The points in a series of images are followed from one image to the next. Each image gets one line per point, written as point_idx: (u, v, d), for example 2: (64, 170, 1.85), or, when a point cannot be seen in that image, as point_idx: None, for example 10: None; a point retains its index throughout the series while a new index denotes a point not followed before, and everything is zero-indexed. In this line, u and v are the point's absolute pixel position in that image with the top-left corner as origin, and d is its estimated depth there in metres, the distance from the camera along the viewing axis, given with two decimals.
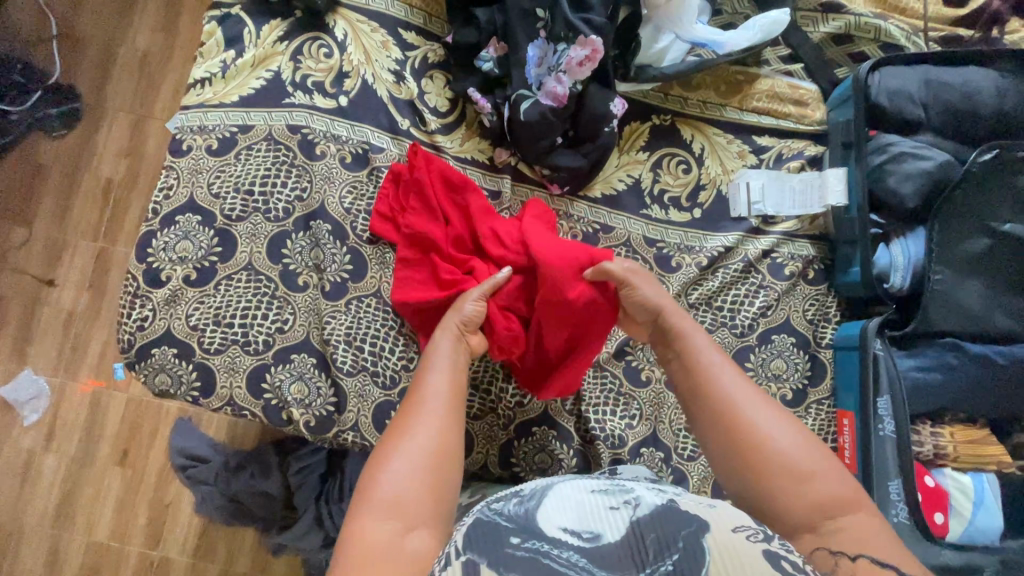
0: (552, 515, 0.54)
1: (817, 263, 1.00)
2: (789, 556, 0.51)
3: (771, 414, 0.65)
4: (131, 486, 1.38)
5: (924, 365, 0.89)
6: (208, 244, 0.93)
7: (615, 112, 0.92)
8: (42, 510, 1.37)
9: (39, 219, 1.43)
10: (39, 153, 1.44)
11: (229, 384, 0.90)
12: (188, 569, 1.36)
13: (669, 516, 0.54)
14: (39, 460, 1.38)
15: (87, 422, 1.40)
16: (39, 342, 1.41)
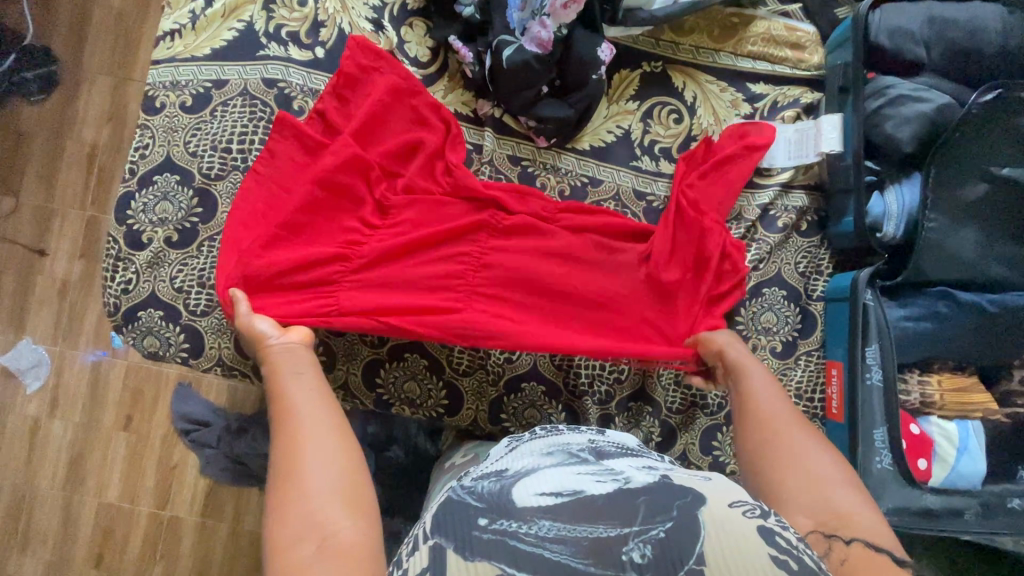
0: (526, 493, 0.52)
1: (811, 214, 1.00)
2: (784, 531, 0.51)
3: (797, 427, 0.65)
4: (136, 450, 1.41)
5: (914, 314, 0.88)
6: (188, 205, 0.91)
7: (603, 58, 0.88)
8: (52, 474, 1.40)
9: (25, 188, 1.41)
10: (19, 120, 1.41)
11: (218, 344, 0.91)
12: (197, 527, 1.40)
13: (662, 488, 0.52)
14: (45, 427, 1.41)
15: (88, 389, 1.41)
16: (36, 312, 1.41)
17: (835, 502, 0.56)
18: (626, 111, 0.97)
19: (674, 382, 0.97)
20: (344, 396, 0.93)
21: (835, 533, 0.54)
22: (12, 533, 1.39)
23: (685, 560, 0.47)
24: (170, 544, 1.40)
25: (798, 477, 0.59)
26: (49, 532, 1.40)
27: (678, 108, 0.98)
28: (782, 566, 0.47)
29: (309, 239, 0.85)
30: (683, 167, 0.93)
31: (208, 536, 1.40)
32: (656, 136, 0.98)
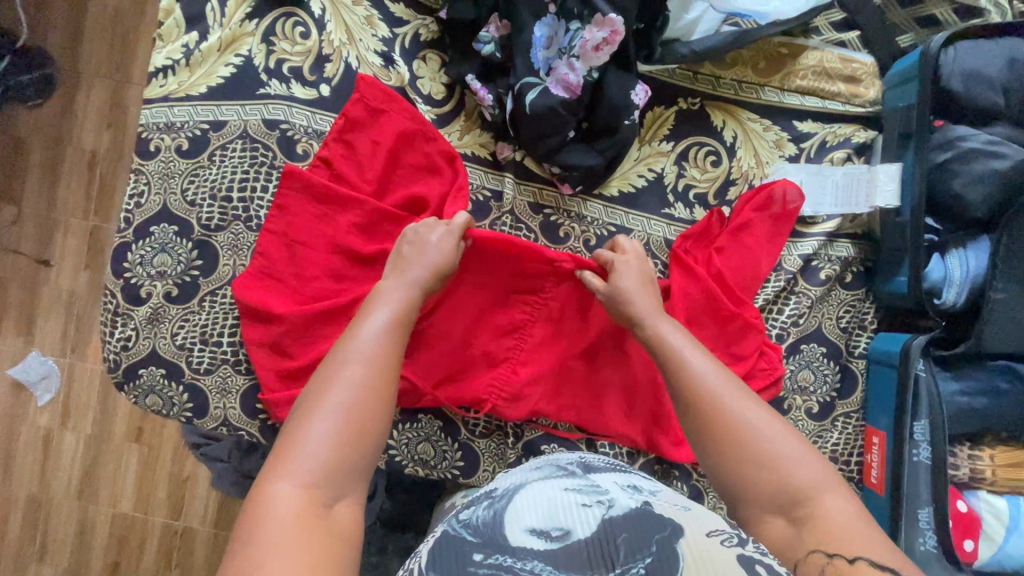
0: (517, 527, 0.49)
1: (856, 265, 0.92)
2: (765, 560, 0.48)
3: (743, 395, 0.60)
4: (149, 462, 1.40)
5: (970, 389, 0.81)
6: (187, 257, 0.85)
7: (637, 102, 0.80)
8: (66, 486, 1.40)
9: (27, 196, 1.36)
10: (17, 125, 1.35)
11: (223, 404, 0.87)
12: (211, 537, 1.40)
13: (645, 520, 0.50)
14: (56, 440, 1.40)
15: (100, 404, 1.40)
16: (43, 324, 1.38)
17: (806, 495, 0.53)
18: (659, 152, 0.89)
19: None
20: None
21: (820, 542, 0.50)
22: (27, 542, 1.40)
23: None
24: (184, 555, 1.39)
25: (750, 464, 0.56)
26: (65, 539, 1.40)
27: (715, 149, 0.89)
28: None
29: (330, 316, 0.80)
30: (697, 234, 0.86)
31: (220, 549, 1.39)
32: (691, 180, 0.90)
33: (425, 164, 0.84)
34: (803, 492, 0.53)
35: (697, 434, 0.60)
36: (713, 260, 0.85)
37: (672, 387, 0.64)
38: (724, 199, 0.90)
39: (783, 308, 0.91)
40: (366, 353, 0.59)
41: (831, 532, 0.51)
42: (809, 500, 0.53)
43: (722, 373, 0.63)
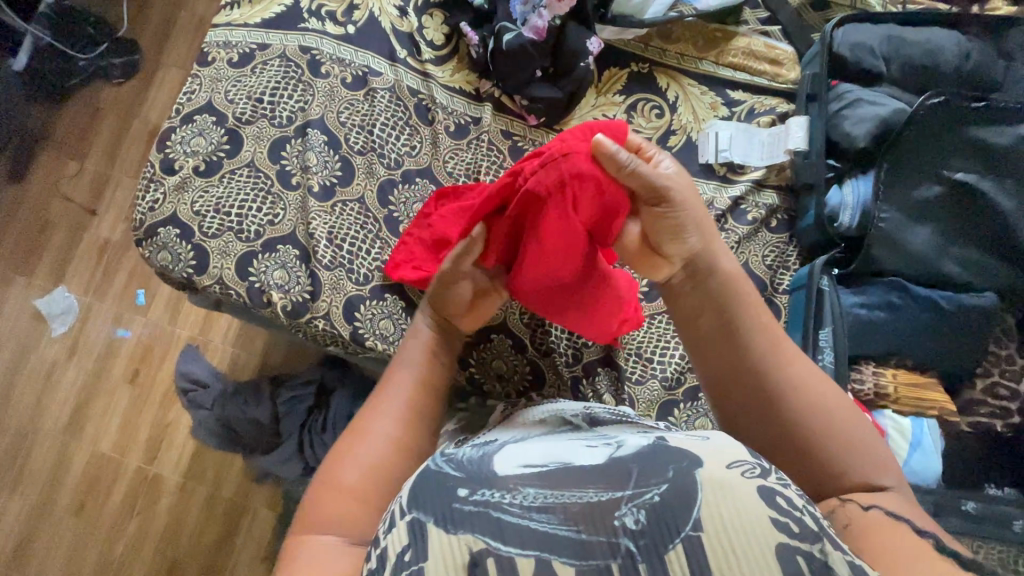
0: (505, 465, 0.56)
1: (781, 213, 1.06)
2: (785, 491, 0.51)
3: (814, 374, 0.67)
4: (138, 401, 1.67)
5: (868, 303, 0.91)
6: (218, 141, 1.05)
7: (589, 49, 1.00)
8: (57, 418, 1.66)
9: (89, 156, 1.76)
10: (97, 98, 1.77)
11: (220, 265, 1.01)
12: (176, 487, 1.63)
13: (656, 456, 0.55)
14: (97, 365, 1.68)
15: (104, 349, 1.70)
16: (76, 268, 1.73)
17: (846, 471, 0.61)
18: (612, 103, 1.07)
19: (637, 355, 1.01)
20: (323, 326, 1.00)
21: (853, 499, 0.59)
22: (51, 452, 1.64)
23: (682, 528, 0.49)
24: (149, 500, 1.62)
25: (804, 436, 0.63)
26: (83, 458, 1.64)
27: (660, 104, 1.08)
28: (784, 529, 0.48)
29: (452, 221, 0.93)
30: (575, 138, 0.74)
31: (185, 498, 1.62)
32: (638, 127, 1.07)
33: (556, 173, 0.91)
34: (852, 470, 0.61)
35: (743, 401, 0.68)
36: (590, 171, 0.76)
37: (741, 368, 0.69)
38: (666, 144, 1.07)
39: None
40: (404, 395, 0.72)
41: (862, 519, 0.56)
42: (856, 477, 0.61)
43: (807, 359, 0.69)
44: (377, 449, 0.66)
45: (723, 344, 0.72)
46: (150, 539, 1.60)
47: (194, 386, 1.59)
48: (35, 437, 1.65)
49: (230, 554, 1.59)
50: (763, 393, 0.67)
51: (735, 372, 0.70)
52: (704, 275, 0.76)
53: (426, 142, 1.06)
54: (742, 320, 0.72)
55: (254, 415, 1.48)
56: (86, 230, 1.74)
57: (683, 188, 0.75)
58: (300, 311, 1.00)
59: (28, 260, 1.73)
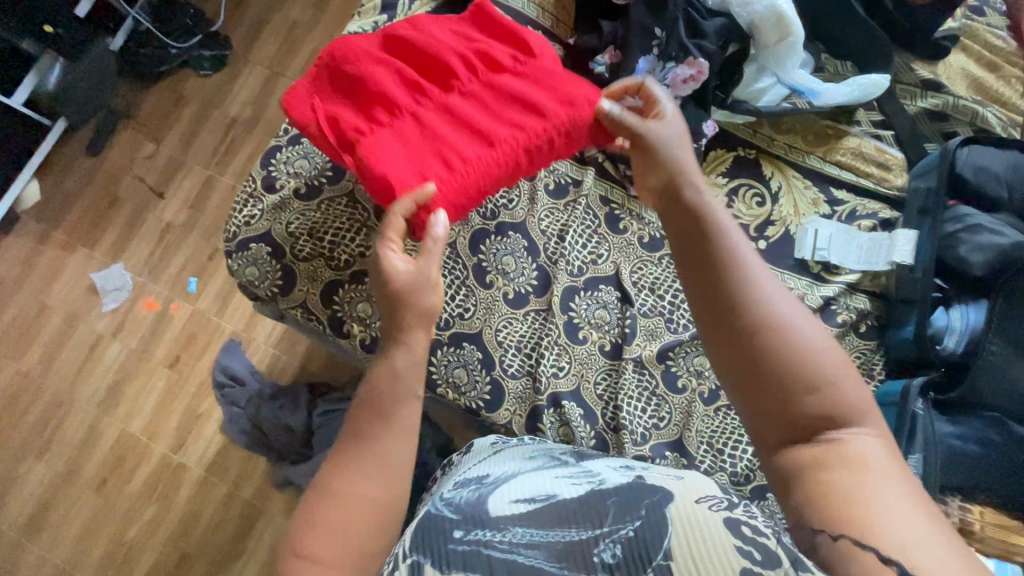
0: (500, 506, 0.64)
1: (871, 319, 1.03)
2: (750, 523, 0.54)
3: (801, 309, 0.60)
4: (174, 387, 1.68)
5: (964, 434, 0.88)
6: (322, 167, 1.06)
7: (705, 132, 1.02)
8: (94, 390, 1.67)
9: (167, 140, 1.80)
10: (184, 87, 1.82)
11: (308, 290, 1.02)
12: (198, 480, 1.62)
13: (634, 490, 0.64)
14: (141, 346, 1.70)
15: (150, 329, 1.71)
16: (136, 246, 1.75)
17: (839, 423, 0.54)
18: (714, 184, 1.07)
19: (709, 446, 0.98)
20: None
21: (840, 531, 0.46)
22: (82, 426, 1.65)
23: (653, 558, 0.53)
24: (169, 489, 1.62)
25: (810, 390, 0.55)
26: (111, 437, 1.65)
27: (762, 192, 1.07)
28: (746, 558, 0.50)
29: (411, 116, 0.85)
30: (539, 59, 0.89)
31: (204, 493, 1.61)
32: (737, 213, 1.06)
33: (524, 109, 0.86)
34: (830, 420, 0.54)
35: (739, 338, 0.59)
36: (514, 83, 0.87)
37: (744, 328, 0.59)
38: (763, 233, 1.06)
39: None
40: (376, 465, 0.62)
41: (859, 562, 0.43)
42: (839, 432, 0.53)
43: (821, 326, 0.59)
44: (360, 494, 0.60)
45: (722, 282, 0.62)
46: (163, 529, 1.59)
47: (230, 382, 1.63)
48: (69, 408, 1.66)
49: (239, 558, 1.57)
50: (765, 352, 0.57)
51: (733, 323, 0.60)
52: (694, 205, 0.70)
53: (524, 197, 1.07)
54: (716, 249, 0.65)
55: (286, 421, 1.53)
56: (152, 212, 1.77)
57: (668, 134, 0.77)
58: (378, 348, 1.00)
59: (91, 233, 1.76)
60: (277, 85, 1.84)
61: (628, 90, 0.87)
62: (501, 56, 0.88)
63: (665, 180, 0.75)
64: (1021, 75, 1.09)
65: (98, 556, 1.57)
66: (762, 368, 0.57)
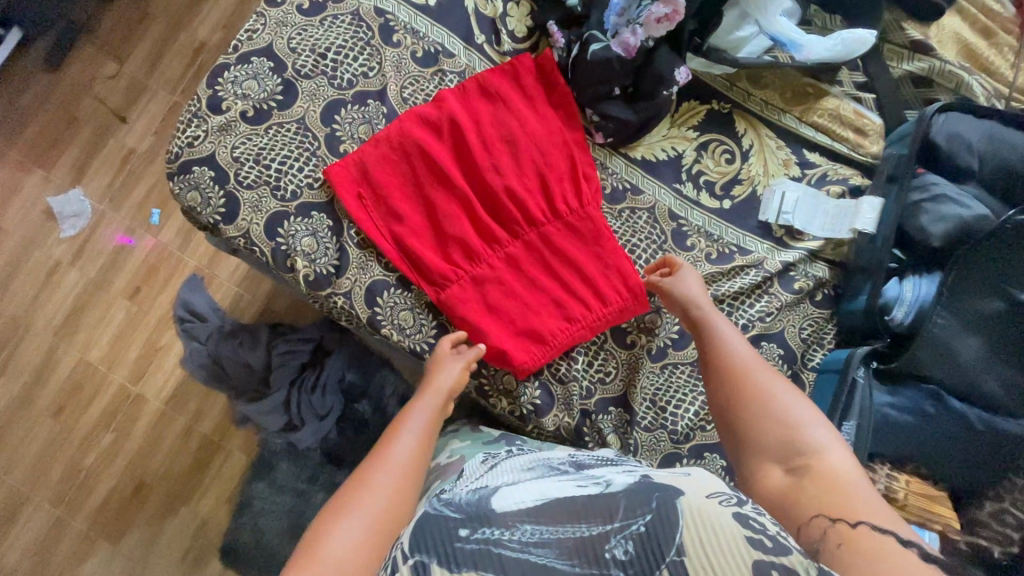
0: (503, 504, 0.62)
1: (828, 288, 1.03)
2: (758, 517, 0.57)
3: (786, 387, 0.74)
4: (133, 319, 1.65)
5: (900, 404, 0.88)
6: (272, 89, 0.99)
7: (676, 79, 0.94)
8: (51, 317, 1.64)
9: (129, 60, 1.70)
10: (150, 5, 1.72)
11: (250, 219, 0.97)
12: (157, 412, 1.62)
13: (640, 489, 0.61)
14: (100, 275, 1.65)
15: (110, 257, 1.66)
16: (95, 171, 1.68)
17: (807, 452, 0.66)
18: (684, 137, 1.03)
19: (652, 403, 0.99)
20: (342, 304, 0.97)
21: (834, 516, 0.58)
22: (39, 353, 1.62)
23: (666, 553, 0.55)
24: (127, 419, 1.61)
25: (783, 439, 0.68)
26: (68, 365, 1.62)
27: (732, 149, 1.03)
28: (758, 547, 0.54)
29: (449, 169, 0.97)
30: (532, 87, 0.99)
31: (163, 425, 1.61)
32: (704, 168, 1.03)
33: (539, 144, 0.98)
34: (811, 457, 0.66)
35: (736, 413, 0.73)
36: (525, 127, 0.98)
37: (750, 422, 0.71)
38: (728, 193, 1.03)
39: (753, 303, 1.01)
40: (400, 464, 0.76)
41: (862, 539, 0.55)
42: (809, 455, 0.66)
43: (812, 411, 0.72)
44: (382, 488, 0.71)
45: (720, 370, 0.78)
46: (121, 457, 1.60)
47: (190, 318, 1.59)
48: (24, 333, 1.62)
49: (196, 489, 1.59)
50: (755, 419, 0.71)
51: (727, 405, 0.75)
52: (698, 318, 0.87)
53: None
54: (716, 347, 0.81)
55: (245, 359, 1.52)
56: (113, 135, 1.69)
57: (690, 283, 0.91)
58: (321, 284, 0.97)
59: (49, 154, 1.67)
60: (249, 10, 1.74)
61: (659, 267, 0.96)
62: (523, 156, 0.98)
63: (683, 308, 0.89)
64: (1014, 45, 1.04)
65: (55, 480, 1.58)
66: (746, 439, 0.71)
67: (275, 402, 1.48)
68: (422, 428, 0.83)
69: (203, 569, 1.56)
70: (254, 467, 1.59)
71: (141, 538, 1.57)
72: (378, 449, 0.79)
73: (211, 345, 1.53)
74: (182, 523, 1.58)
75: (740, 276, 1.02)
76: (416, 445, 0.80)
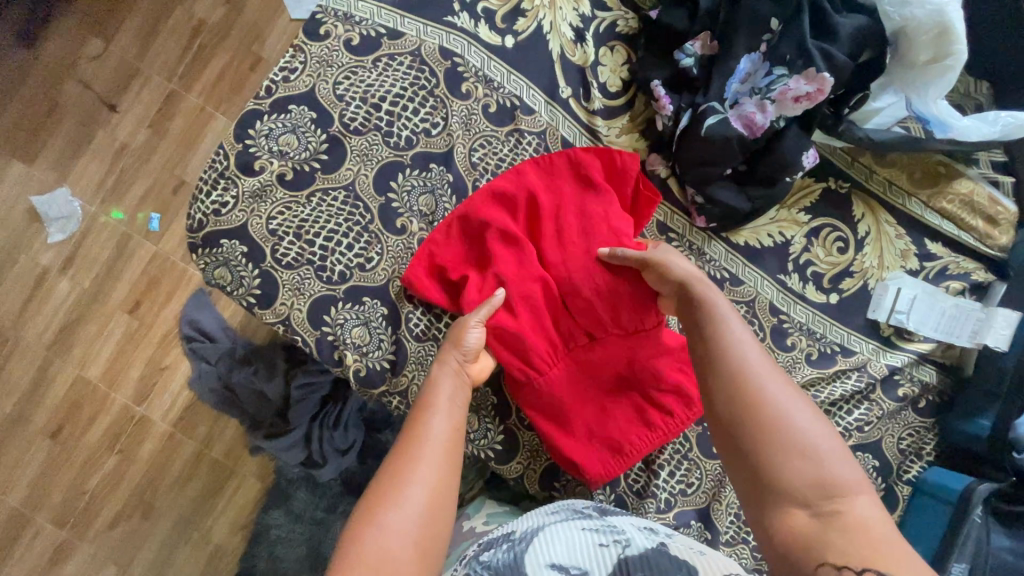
0: (535, 569, 0.60)
1: (933, 394, 0.91)
2: None
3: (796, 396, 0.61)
4: (133, 338, 1.43)
5: (1020, 551, 0.80)
6: (315, 147, 0.83)
7: (804, 164, 0.80)
8: (37, 337, 1.41)
9: (117, 37, 1.45)
10: None
11: (291, 304, 0.82)
12: (164, 435, 1.43)
13: (657, 558, 0.60)
14: (94, 287, 1.42)
15: (105, 265, 1.43)
16: (82, 165, 1.43)
17: (834, 492, 0.54)
18: (794, 221, 0.89)
19: (737, 517, 0.90)
20: (396, 404, 0.85)
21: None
22: (25, 377, 1.40)
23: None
24: (131, 443, 1.42)
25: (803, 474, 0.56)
26: (62, 388, 1.41)
27: (845, 236, 0.90)
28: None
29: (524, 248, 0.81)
30: (619, 169, 0.83)
31: (171, 450, 1.43)
32: (813, 258, 0.90)
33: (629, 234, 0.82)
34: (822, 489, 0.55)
35: (743, 434, 0.59)
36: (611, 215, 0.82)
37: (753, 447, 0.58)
38: (837, 285, 0.91)
39: (852, 409, 0.90)
40: (440, 447, 0.65)
41: None
42: (837, 502, 0.54)
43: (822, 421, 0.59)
44: (420, 484, 0.61)
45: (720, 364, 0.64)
46: (122, 491, 1.41)
47: (198, 336, 1.42)
48: (6, 356, 1.40)
49: (207, 517, 1.42)
50: (770, 447, 0.57)
51: (731, 413, 0.61)
52: (696, 295, 0.71)
53: None
54: (717, 342, 0.65)
55: (261, 387, 1.30)
56: (103, 126, 1.43)
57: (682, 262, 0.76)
58: (374, 382, 0.84)
59: (26, 145, 1.41)
60: None
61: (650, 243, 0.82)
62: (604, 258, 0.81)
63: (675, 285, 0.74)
64: None
65: (48, 515, 1.39)
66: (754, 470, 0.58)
67: (293, 438, 1.30)
68: (452, 402, 0.70)
69: None
70: (269, 495, 1.41)
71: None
72: (411, 419, 0.68)
73: (223, 369, 1.35)
74: (191, 553, 1.41)
75: (841, 380, 0.90)
76: (453, 421, 0.68)
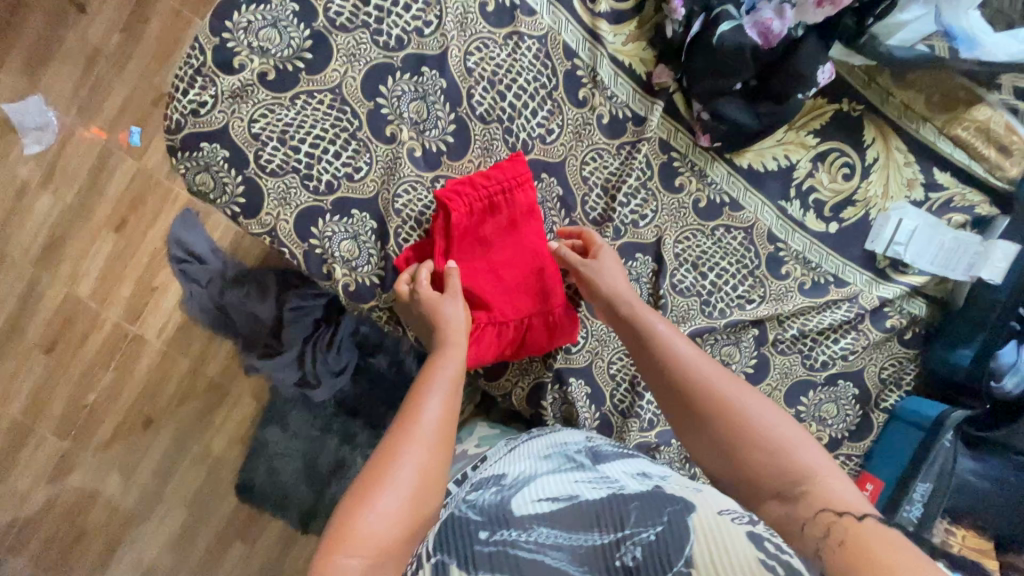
0: (523, 504, 0.52)
1: (919, 326, 0.92)
2: (772, 538, 0.45)
3: (732, 385, 0.58)
4: (122, 256, 1.36)
5: (981, 471, 0.85)
6: (298, 42, 0.77)
7: (818, 80, 0.76)
8: (23, 252, 1.35)
9: None
10: None
11: (276, 214, 0.78)
12: (157, 354, 1.39)
13: (655, 498, 0.51)
14: (78, 202, 1.35)
15: (87, 180, 1.34)
16: (56, 70, 1.32)
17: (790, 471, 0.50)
18: (801, 143, 0.87)
19: None
20: (387, 319, 0.83)
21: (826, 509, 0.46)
22: (14, 294, 1.35)
23: (672, 563, 0.45)
24: (126, 360, 1.38)
25: (762, 457, 0.52)
26: (52, 306, 1.36)
27: (852, 162, 0.87)
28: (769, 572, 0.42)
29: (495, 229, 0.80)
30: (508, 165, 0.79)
31: (165, 370, 1.39)
32: (817, 184, 0.87)
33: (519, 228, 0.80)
34: (788, 469, 0.51)
35: (689, 431, 0.58)
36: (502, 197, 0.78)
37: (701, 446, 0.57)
38: (838, 214, 0.89)
39: (840, 337, 0.90)
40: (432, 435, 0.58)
41: (863, 535, 0.42)
42: (793, 475, 0.50)
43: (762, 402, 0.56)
44: (409, 466, 0.54)
45: (669, 396, 0.61)
46: (116, 410, 1.38)
47: (188, 258, 1.34)
48: None
49: (204, 436, 1.40)
50: (713, 436, 0.56)
51: (682, 420, 0.59)
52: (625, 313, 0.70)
53: (569, 126, 0.83)
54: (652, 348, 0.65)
55: (252, 310, 1.26)
56: (73, 29, 1.31)
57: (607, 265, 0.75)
58: (364, 297, 0.81)
59: None
60: None
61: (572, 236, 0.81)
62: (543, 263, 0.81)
63: (605, 301, 0.73)
64: None
65: (46, 429, 1.37)
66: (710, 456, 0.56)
67: (287, 358, 1.26)
68: (451, 378, 0.64)
69: (213, 513, 1.40)
70: (263, 415, 1.39)
71: (145, 489, 1.39)
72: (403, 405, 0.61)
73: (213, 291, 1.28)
74: (188, 470, 1.40)
75: (831, 309, 0.89)
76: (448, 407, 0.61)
